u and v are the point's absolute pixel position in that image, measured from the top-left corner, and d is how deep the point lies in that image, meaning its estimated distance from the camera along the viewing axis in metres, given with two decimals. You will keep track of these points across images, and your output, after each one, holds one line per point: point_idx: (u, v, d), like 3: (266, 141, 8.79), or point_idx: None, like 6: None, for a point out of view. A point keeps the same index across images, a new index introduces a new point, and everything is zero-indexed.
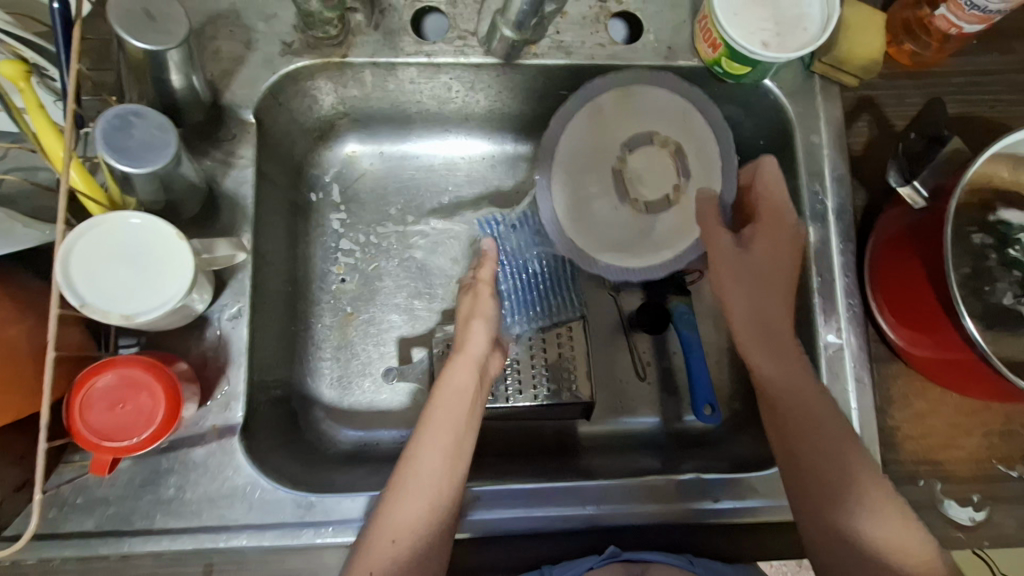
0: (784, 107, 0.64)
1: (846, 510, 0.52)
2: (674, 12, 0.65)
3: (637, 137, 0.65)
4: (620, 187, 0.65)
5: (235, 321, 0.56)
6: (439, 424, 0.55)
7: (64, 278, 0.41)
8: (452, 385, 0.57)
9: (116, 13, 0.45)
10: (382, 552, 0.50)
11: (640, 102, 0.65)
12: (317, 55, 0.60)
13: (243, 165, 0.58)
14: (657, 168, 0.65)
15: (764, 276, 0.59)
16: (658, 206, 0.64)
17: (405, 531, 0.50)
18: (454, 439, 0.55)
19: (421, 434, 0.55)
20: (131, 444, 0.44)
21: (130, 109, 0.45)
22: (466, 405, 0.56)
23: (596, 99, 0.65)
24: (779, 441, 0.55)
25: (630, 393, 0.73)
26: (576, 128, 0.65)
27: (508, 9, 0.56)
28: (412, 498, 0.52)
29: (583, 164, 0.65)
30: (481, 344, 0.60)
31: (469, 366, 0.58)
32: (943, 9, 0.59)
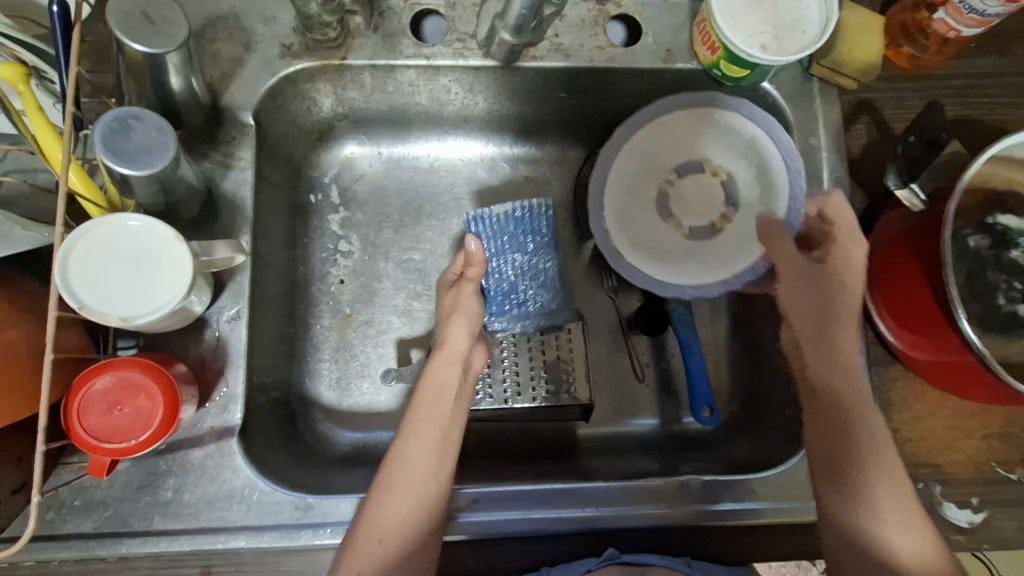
0: (782, 110, 0.64)
1: (874, 524, 0.53)
2: (673, 15, 0.65)
3: (689, 161, 0.69)
4: (665, 209, 0.69)
5: (234, 322, 0.56)
6: (423, 420, 0.57)
7: (62, 280, 0.41)
8: (435, 382, 0.59)
9: (116, 16, 0.45)
10: (370, 551, 0.51)
11: (708, 122, 0.66)
12: (316, 57, 0.61)
13: (243, 167, 0.59)
14: (702, 193, 0.69)
15: (823, 301, 0.58)
16: (702, 232, 0.68)
17: (397, 527, 0.52)
18: (437, 433, 0.57)
19: (406, 432, 0.57)
20: (130, 446, 0.44)
21: (130, 112, 0.45)
22: (448, 399, 0.58)
23: (664, 116, 0.66)
24: (822, 453, 0.56)
25: (629, 395, 0.73)
26: (640, 139, 0.67)
27: (507, 12, 0.56)
28: (401, 494, 0.53)
29: (636, 178, 0.68)
30: (461, 338, 0.61)
31: (451, 361, 0.60)
32: (941, 13, 0.59)
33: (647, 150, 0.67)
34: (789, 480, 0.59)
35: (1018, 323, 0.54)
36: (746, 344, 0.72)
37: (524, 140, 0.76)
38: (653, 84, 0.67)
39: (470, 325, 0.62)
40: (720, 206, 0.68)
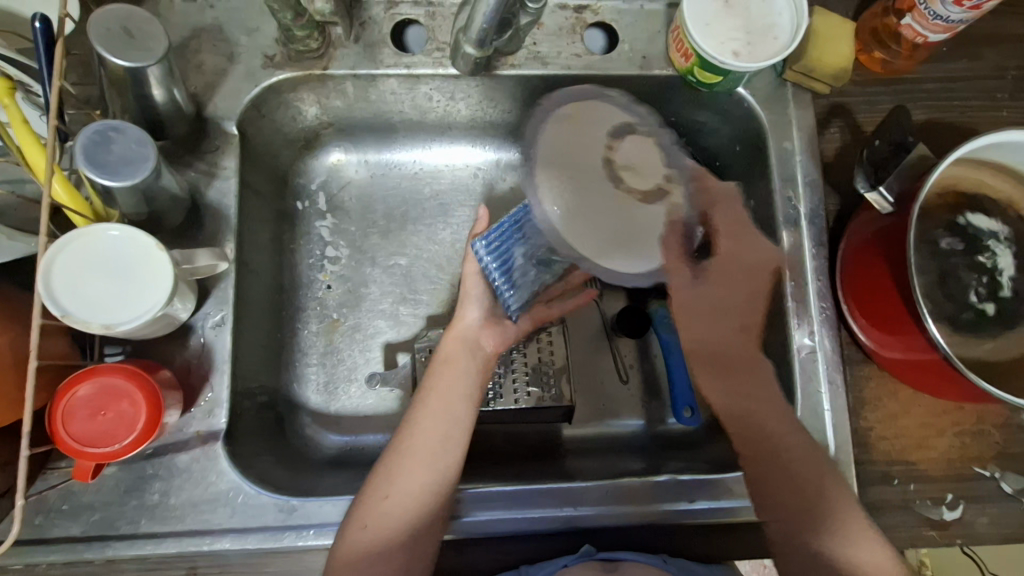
0: (756, 115, 0.65)
1: (827, 522, 0.57)
2: (650, 22, 0.66)
3: (617, 127, 0.59)
4: (612, 176, 0.57)
5: (218, 329, 0.57)
6: (435, 399, 0.59)
7: (46, 289, 0.42)
8: (448, 361, 0.61)
9: (97, 32, 0.47)
10: (380, 509, 0.54)
11: (594, 106, 0.60)
12: (298, 68, 0.62)
13: (227, 176, 0.60)
14: (647, 154, 0.58)
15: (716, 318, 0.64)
16: (653, 197, 0.57)
17: (406, 509, 0.55)
18: (446, 415, 0.59)
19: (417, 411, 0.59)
20: (114, 450, 0.45)
21: (111, 125, 0.47)
22: (460, 378, 0.60)
23: (557, 110, 0.59)
24: (779, 486, 0.58)
25: (612, 397, 0.74)
26: (553, 130, 0.58)
27: (469, 27, 0.57)
28: (412, 474, 0.56)
29: (570, 170, 0.56)
30: (469, 320, 0.62)
31: (460, 344, 0.62)
32: (908, 19, 0.61)
33: (558, 147, 0.57)
34: None
35: (986, 321, 0.56)
36: None
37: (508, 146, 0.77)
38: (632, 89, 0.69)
39: (476, 306, 0.63)
40: (661, 167, 0.58)
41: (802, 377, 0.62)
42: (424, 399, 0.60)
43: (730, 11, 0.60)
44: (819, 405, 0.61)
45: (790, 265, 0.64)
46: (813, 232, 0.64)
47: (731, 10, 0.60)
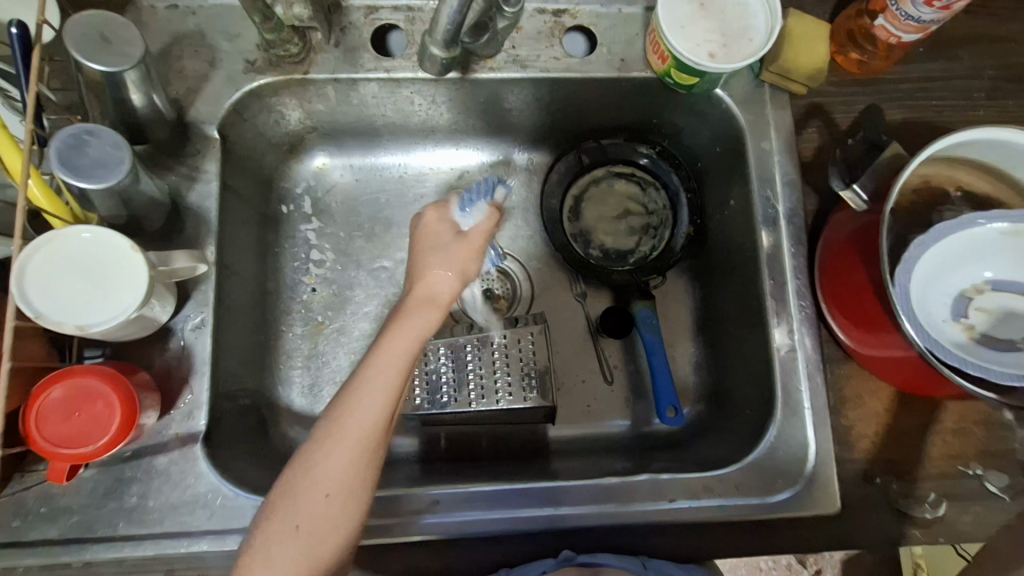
0: (734, 115, 0.67)
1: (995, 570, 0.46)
2: (627, 25, 0.67)
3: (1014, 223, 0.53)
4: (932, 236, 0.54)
5: (198, 331, 0.57)
6: (376, 375, 0.49)
7: (19, 290, 0.43)
8: (406, 335, 0.51)
9: (73, 37, 0.47)
10: (312, 503, 0.46)
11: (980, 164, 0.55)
12: (279, 73, 0.62)
13: (208, 180, 0.60)
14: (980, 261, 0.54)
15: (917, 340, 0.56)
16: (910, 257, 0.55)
17: (318, 517, 0.46)
18: (392, 394, 0.49)
19: (348, 396, 0.49)
20: (88, 452, 0.45)
21: (85, 128, 0.47)
22: (410, 355, 0.51)
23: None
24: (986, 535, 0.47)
25: (597, 398, 0.74)
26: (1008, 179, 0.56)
27: (435, 29, 0.57)
28: (325, 474, 0.47)
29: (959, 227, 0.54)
30: (443, 289, 0.55)
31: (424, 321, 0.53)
32: (881, 20, 0.61)
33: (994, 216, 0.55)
34: (747, 477, 0.61)
35: None
36: (711, 345, 0.74)
37: (492, 149, 0.78)
38: (612, 91, 0.69)
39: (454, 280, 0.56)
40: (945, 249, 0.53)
41: (783, 377, 0.62)
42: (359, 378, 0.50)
43: (705, 14, 0.61)
44: (800, 404, 0.62)
45: (769, 264, 0.64)
46: (792, 231, 0.65)
47: (705, 12, 0.61)
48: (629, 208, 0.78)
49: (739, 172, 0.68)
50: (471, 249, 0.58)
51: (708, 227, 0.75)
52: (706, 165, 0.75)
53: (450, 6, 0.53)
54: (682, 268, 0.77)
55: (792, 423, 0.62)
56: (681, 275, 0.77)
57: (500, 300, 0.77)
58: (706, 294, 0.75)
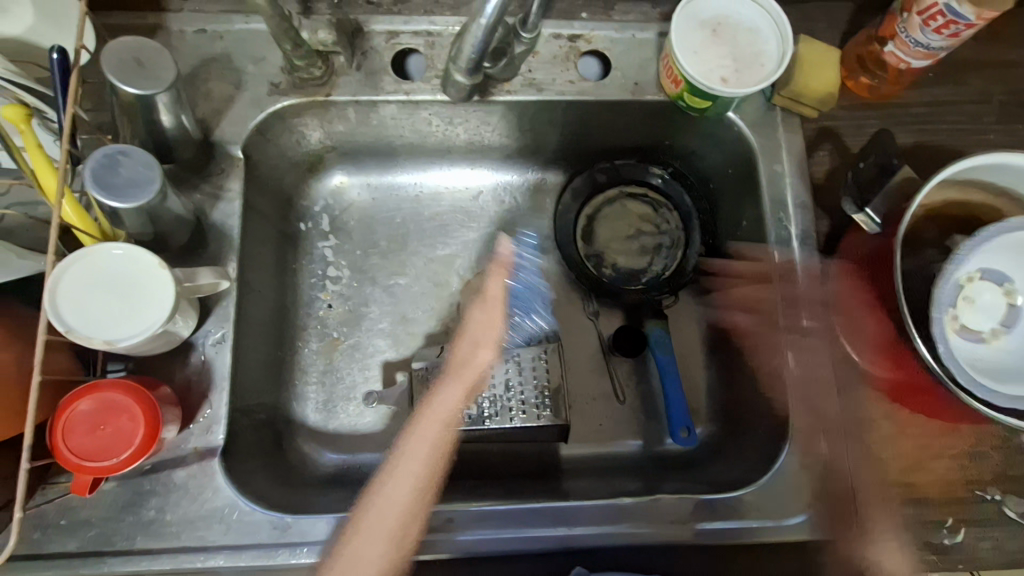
0: (747, 138, 0.68)
1: None
2: (641, 50, 0.68)
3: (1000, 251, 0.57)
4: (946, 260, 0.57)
5: (219, 346, 0.58)
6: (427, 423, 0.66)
7: (51, 305, 0.44)
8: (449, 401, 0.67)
9: (110, 62, 0.49)
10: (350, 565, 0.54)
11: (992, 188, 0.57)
12: (302, 94, 0.64)
13: (231, 198, 0.62)
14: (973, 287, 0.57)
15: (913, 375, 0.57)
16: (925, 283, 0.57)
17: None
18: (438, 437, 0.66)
19: (397, 454, 0.65)
20: (112, 465, 0.46)
21: (118, 149, 0.49)
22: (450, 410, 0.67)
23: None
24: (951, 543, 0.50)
25: (609, 417, 0.75)
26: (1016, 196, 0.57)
27: (458, 57, 0.59)
28: (374, 520, 0.57)
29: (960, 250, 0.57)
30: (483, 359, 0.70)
31: (464, 386, 0.68)
32: (890, 47, 0.62)
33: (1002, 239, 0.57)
34: (762, 499, 0.60)
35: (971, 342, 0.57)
36: (724, 365, 0.74)
37: (506, 169, 0.80)
38: (625, 114, 0.71)
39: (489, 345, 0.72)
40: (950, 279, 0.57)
41: None
42: (405, 441, 0.66)
43: (717, 39, 0.62)
44: (815, 426, 0.62)
45: (782, 285, 0.65)
46: (804, 252, 0.65)
47: (717, 38, 0.62)
48: (641, 228, 0.78)
49: (752, 194, 0.69)
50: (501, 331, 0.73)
51: (720, 247, 0.76)
52: (717, 186, 0.76)
53: (474, 35, 0.55)
54: (694, 287, 0.78)
55: (807, 445, 0.62)
56: (693, 294, 0.78)
57: None
58: (719, 314, 0.76)
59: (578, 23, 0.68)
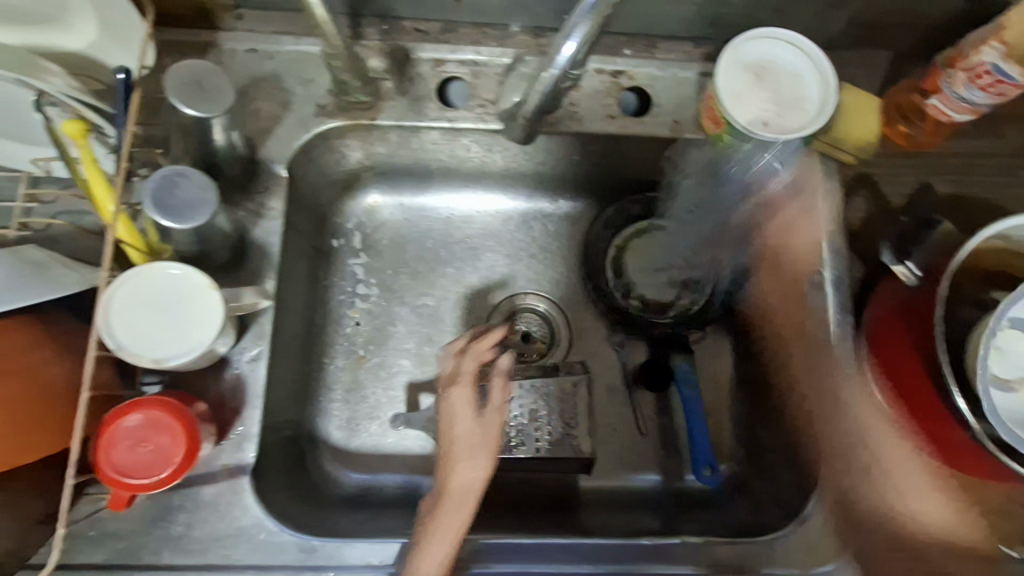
0: (784, 181, 0.68)
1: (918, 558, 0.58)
2: (683, 88, 0.69)
3: None
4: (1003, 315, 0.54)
5: (254, 363, 0.59)
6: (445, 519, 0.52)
7: (104, 323, 0.44)
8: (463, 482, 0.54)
9: (172, 84, 0.51)
10: None
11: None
12: (348, 117, 0.65)
13: (273, 217, 0.62)
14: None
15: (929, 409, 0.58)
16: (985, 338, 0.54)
17: None
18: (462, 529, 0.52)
19: (417, 542, 0.52)
20: (151, 483, 0.46)
21: (178, 170, 0.49)
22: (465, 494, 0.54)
23: None
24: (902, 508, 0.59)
25: (631, 450, 0.74)
26: None
27: (529, 102, 0.59)
28: None
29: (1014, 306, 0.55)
30: (467, 427, 0.56)
31: (478, 458, 0.55)
32: (933, 99, 0.62)
33: None
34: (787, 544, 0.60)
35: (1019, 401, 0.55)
36: (748, 404, 0.74)
37: (539, 196, 0.80)
38: (662, 150, 0.71)
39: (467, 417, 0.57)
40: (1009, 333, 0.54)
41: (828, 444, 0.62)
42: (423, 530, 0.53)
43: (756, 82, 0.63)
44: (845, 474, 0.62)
45: (815, 329, 0.65)
46: (837, 297, 0.66)
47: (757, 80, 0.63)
48: (671, 261, 0.78)
49: (786, 235, 0.70)
50: (495, 431, 0.57)
51: (749, 285, 0.76)
52: None
53: (544, 86, 0.56)
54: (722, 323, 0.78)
55: (836, 491, 0.61)
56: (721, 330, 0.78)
57: (537, 344, 0.78)
58: (745, 352, 0.76)
59: (622, 60, 0.69)
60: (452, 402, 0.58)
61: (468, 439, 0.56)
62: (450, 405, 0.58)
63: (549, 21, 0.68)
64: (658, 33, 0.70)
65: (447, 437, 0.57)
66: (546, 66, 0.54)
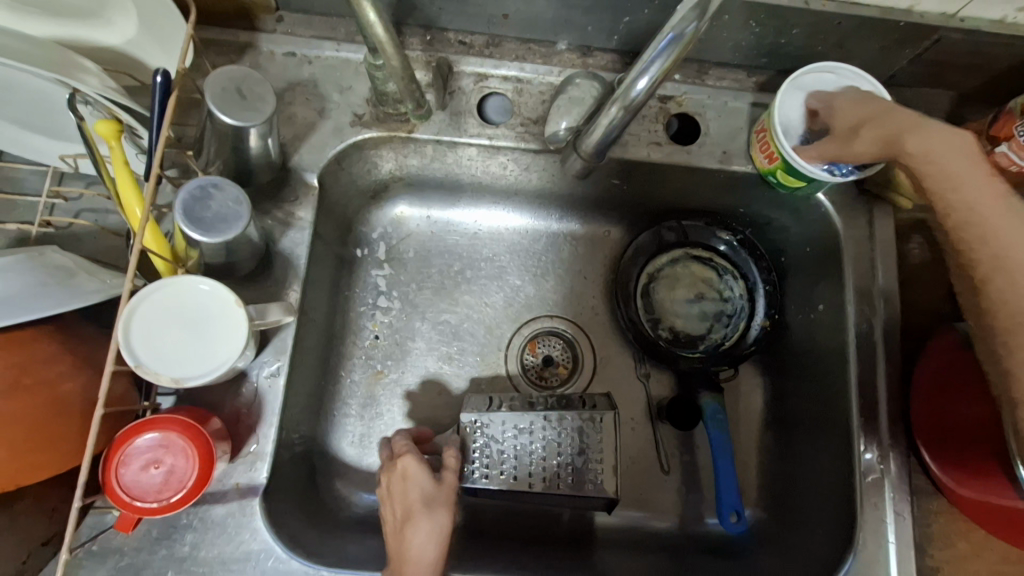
0: (833, 222, 0.66)
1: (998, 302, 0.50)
2: (732, 118, 0.67)
3: None
4: None
5: (272, 379, 0.56)
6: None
7: (124, 336, 0.42)
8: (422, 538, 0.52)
9: (213, 90, 0.49)
10: None
11: None
12: (383, 128, 0.63)
13: (302, 227, 0.61)
14: None
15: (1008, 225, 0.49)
16: None
17: None
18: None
19: None
20: (160, 507, 0.44)
21: (211, 181, 0.48)
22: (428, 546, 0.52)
23: None
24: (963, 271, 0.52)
25: (653, 489, 0.71)
26: None
27: (589, 135, 0.58)
28: None
29: None
30: (417, 486, 0.56)
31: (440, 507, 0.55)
32: (1004, 147, 0.57)
33: None
34: None
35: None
36: (780, 449, 0.70)
37: (571, 217, 0.77)
38: (706, 180, 0.69)
39: (421, 475, 0.56)
40: None
41: (866, 503, 0.60)
42: None
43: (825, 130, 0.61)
44: (884, 536, 0.59)
45: (861, 380, 0.62)
46: (884, 347, 0.63)
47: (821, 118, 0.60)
48: (704, 292, 0.75)
49: (831, 278, 0.67)
50: (451, 492, 0.56)
51: (786, 323, 0.73)
52: (789, 261, 0.73)
53: (610, 118, 0.55)
54: (756, 362, 0.75)
55: (873, 554, 0.58)
56: (755, 370, 0.74)
57: (560, 368, 0.75)
58: (779, 394, 0.72)
59: (670, 85, 0.67)
60: (397, 470, 0.57)
61: (417, 496, 0.55)
62: (403, 474, 0.56)
63: (598, 42, 0.66)
64: (710, 59, 0.67)
65: (399, 508, 0.55)
66: (614, 102, 0.53)
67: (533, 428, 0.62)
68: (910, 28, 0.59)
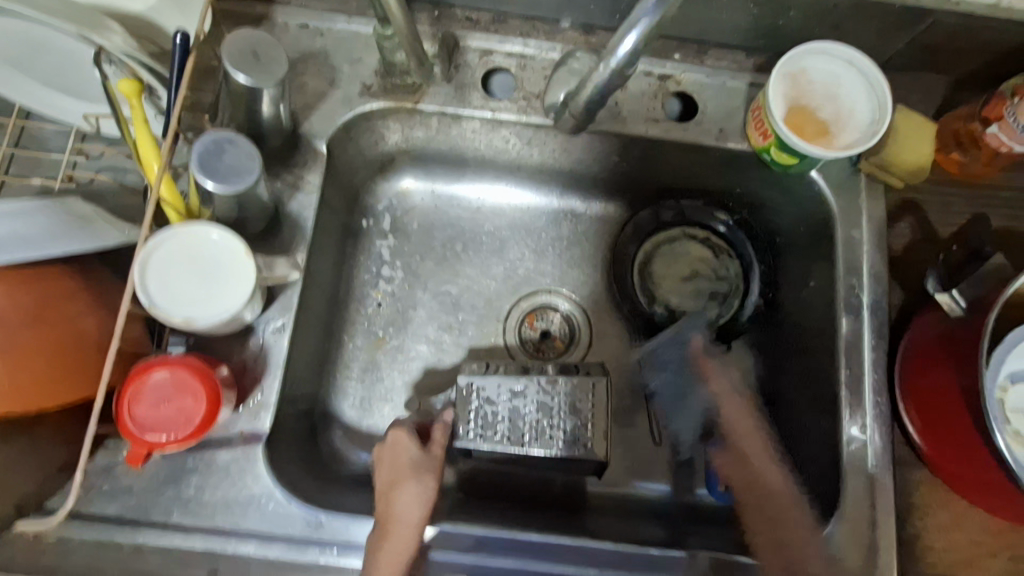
0: (827, 200, 0.67)
1: None
2: (730, 98, 0.68)
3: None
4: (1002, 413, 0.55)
5: (278, 333, 0.59)
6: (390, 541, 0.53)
7: (139, 280, 0.45)
8: (408, 503, 0.56)
9: (229, 51, 0.52)
10: None
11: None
12: (391, 99, 0.65)
13: (310, 191, 0.63)
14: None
15: None
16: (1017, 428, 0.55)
17: None
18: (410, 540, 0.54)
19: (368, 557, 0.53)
20: (165, 442, 0.47)
21: (225, 136, 0.51)
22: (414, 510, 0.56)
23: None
24: None
25: (643, 458, 0.73)
26: None
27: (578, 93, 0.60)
28: None
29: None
30: (404, 457, 0.59)
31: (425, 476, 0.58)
32: (994, 128, 0.62)
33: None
34: None
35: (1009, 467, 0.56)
36: (769, 424, 0.72)
37: (571, 195, 0.79)
38: (702, 159, 0.70)
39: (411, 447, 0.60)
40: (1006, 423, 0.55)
41: (849, 470, 0.61)
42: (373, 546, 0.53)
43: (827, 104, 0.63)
44: (866, 503, 0.60)
45: (846, 353, 0.64)
46: (871, 323, 0.64)
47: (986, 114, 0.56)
48: (700, 271, 0.77)
49: (822, 256, 0.68)
50: (437, 462, 0.60)
51: (779, 302, 0.74)
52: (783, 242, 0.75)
53: (599, 74, 0.56)
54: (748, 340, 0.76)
55: (853, 521, 0.60)
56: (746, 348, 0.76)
57: (556, 341, 0.77)
58: (770, 371, 0.74)
59: (670, 64, 0.69)
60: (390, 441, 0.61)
61: (404, 465, 0.59)
62: (393, 443, 0.60)
63: (601, 20, 0.67)
64: (710, 40, 0.69)
65: (386, 473, 0.59)
66: (603, 59, 0.55)
67: (527, 391, 0.64)
68: (905, 10, 0.61)
